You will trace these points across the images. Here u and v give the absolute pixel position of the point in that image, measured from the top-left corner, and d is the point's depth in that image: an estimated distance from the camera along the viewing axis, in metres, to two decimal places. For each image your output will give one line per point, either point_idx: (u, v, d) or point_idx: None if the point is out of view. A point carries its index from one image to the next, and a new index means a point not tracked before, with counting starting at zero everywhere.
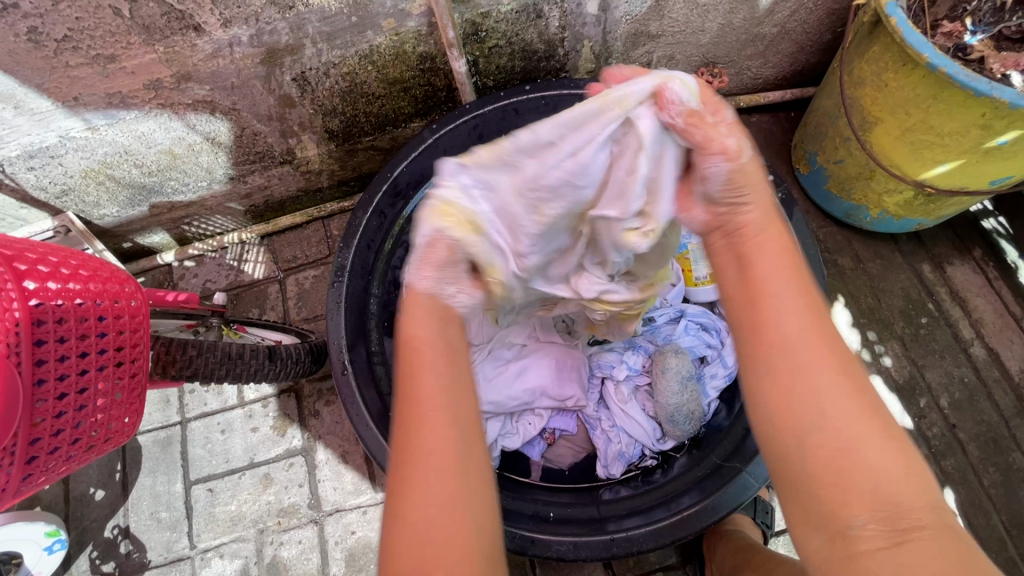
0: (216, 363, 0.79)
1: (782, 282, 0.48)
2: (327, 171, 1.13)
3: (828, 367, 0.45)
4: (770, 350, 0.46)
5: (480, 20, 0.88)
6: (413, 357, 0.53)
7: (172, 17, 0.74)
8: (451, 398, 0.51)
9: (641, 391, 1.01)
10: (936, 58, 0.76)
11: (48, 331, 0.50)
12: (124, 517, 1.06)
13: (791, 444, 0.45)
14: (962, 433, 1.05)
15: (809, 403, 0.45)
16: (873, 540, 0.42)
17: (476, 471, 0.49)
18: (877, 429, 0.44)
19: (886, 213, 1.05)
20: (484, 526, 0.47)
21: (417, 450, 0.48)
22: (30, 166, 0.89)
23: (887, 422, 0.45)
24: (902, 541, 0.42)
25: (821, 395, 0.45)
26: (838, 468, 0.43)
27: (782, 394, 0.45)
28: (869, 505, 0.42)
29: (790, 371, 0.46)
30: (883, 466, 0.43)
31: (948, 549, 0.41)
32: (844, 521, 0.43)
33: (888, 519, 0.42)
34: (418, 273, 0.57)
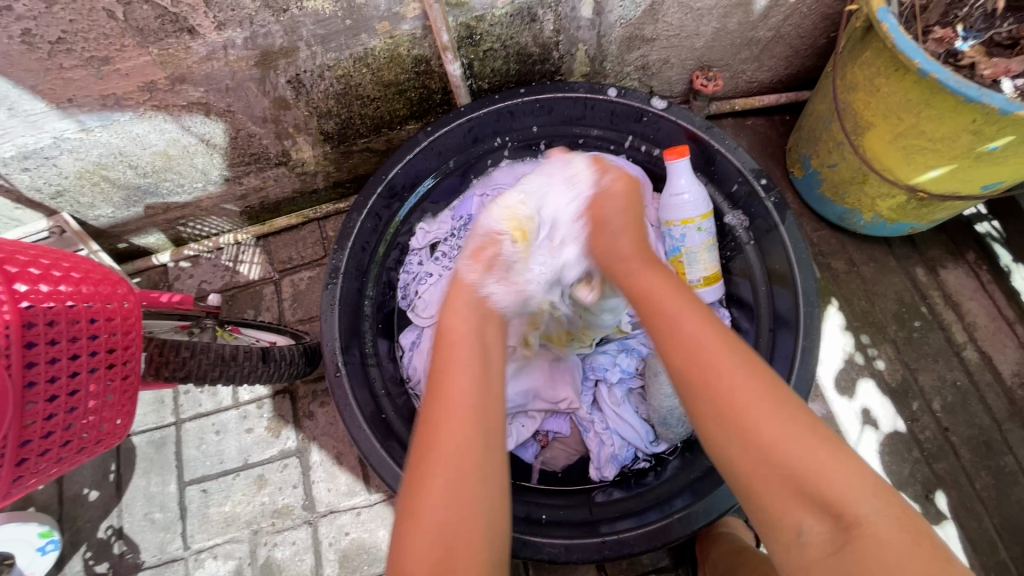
0: (210, 364, 0.79)
1: (668, 310, 0.59)
2: (322, 173, 1.13)
3: (737, 372, 0.54)
4: (686, 375, 0.55)
5: (474, 24, 0.88)
6: (445, 355, 0.62)
7: (167, 19, 0.75)
8: (474, 404, 0.58)
9: (635, 394, 1.02)
10: (927, 64, 0.77)
11: (39, 333, 0.50)
12: (118, 517, 1.06)
13: (721, 456, 0.53)
14: (954, 436, 1.05)
15: (732, 412, 0.52)
16: (820, 544, 0.48)
17: (490, 473, 0.56)
18: (793, 427, 0.51)
19: (879, 217, 1.06)
20: (495, 531, 0.54)
21: (438, 447, 0.55)
22: (24, 167, 0.89)
23: (800, 414, 0.52)
24: (846, 543, 0.47)
25: (739, 413, 0.52)
26: (779, 482, 0.49)
27: (706, 408, 0.53)
28: (811, 510, 0.48)
29: (706, 395, 0.53)
30: (815, 468, 0.49)
31: (890, 539, 0.46)
32: (793, 526, 0.49)
33: (830, 518, 0.48)
34: (465, 266, 0.74)
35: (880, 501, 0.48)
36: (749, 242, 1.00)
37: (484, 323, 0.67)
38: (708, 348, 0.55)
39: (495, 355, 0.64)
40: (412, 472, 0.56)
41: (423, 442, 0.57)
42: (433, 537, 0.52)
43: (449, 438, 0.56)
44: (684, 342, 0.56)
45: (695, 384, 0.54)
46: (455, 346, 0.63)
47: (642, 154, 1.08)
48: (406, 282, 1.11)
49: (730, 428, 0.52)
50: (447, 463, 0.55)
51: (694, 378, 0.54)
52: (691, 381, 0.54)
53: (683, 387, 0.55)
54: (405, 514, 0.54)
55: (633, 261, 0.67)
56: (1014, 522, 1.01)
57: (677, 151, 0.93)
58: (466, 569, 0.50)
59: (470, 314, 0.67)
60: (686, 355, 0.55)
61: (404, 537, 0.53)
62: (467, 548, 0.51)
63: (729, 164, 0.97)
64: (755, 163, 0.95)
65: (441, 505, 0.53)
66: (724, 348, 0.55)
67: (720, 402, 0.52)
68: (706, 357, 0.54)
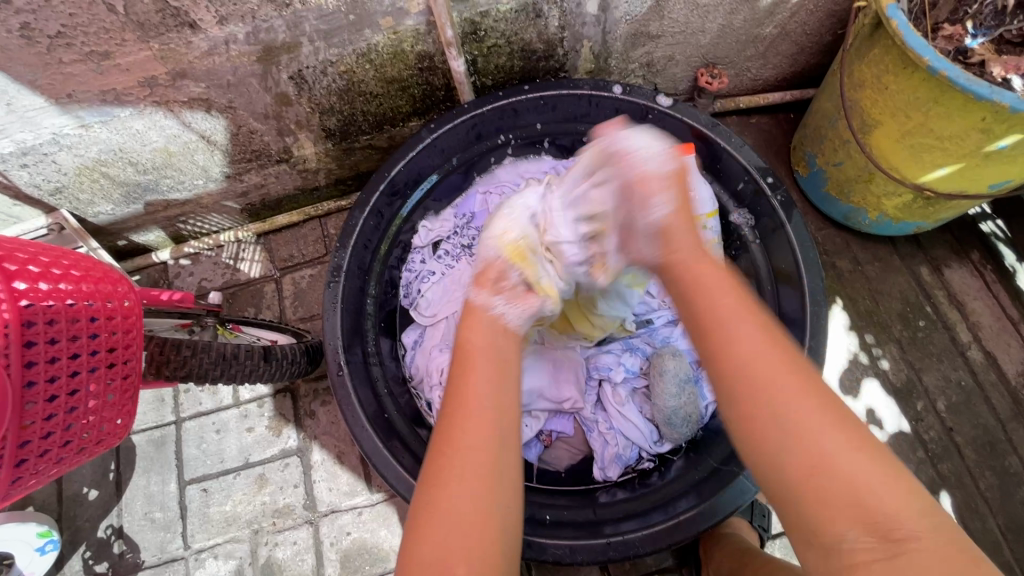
0: (211, 363, 0.78)
1: (724, 307, 0.58)
2: (324, 170, 1.12)
3: (792, 378, 0.52)
4: (737, 373, 0.54)
5: (479, 19, 0.87)
6: (465, 359, 0.64)
7: (168, 13, 0.73)
8: (496, 406, 0.59)
9: (639, 393, 1.01)
10: (937, 61, 0.76)
11: (39, 332, 0.49)
12: (118, 517, 1.05)
13: (767, 462, 0.51)
14: (959, 436, 1.05)
15: (783, 415, 0.51)
16: (866, 552, 0.46)
17: (506, 474, 0.56)
18: (846, 435, 0.50)
19: (884, 216, 1.05)
20: (510, 531, 0.55)
21: (459, 443, 0.56)
22: (22, 163, 0.88)
23: (852, 425, 0.51)
24: (896, 553, 0.45)
25: (795, 416, 0.51)
26: (834, 491, 0.47)
27: (757, 410, 0.52)
28: (857, 521, 0.47)
29: (759, 397, 0.52)
30: (867, 477, 0.47)
31: (941, 552, 0.45)
32: (837, 535, 0.47)
33: (879, 528, 0.46)
34: (475, 293, 0.73)
35: (930, 516, 0.47)
36: (755, 241, 0.99)
37: (499, 335, 0.68)
38: (760, 351, 0.54)
39: (512, 366, 0.65)
40: (429, 468, 0.57)
41: (443, 440, 0.57)
42: (449, 530, 0.52)
43: (468, 436, 0.57)
44: (744, 338, 0.55)
45: (747, 385, 0.53)
46: (475, 354, 0.64)
47: None
48: (408, 279, 1.09)
49: (782, 431, 0.50)
50: (467, 460, 0.55)
51: (752, 380, 0.53)
52: (745, 380, 0.53)
53: (734, 384, 0.54)
54: (421, 512, 0.54)
55: (698, 254, 0.65)
56: (1018, 522, 1.00)
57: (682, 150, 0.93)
58: (476, 562, 0.51)
59: (487, 325, 0.68)
60: (743, 353, 0.54)
61: (417, 534, 0.53)
62: (479, 543, 0.52)
63: (736, 162, 0.97)
64: (762, 162, 0.94)
65: (460, 500, 0.54)
66: (779, 351, 0.54)
67: (772, 402, 0.51)
68: (763, 357, 0.54)
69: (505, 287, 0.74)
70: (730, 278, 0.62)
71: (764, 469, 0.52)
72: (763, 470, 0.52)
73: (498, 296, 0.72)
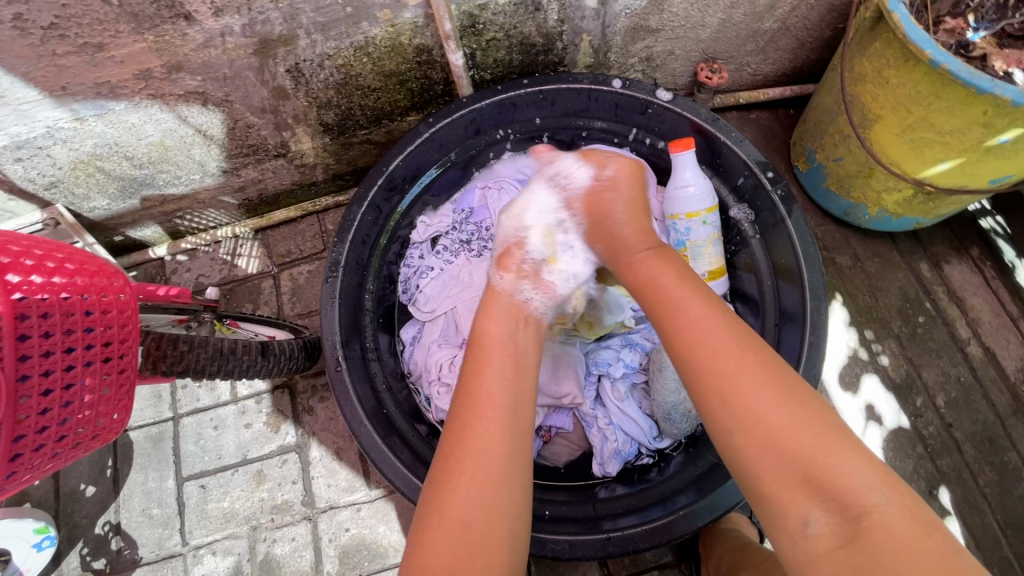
0: (208, 358, 0.77)
1: (678, 295, 0.62)
2: (322, 165, 1.11)
3: (741, 356, 0.55)
4: (685, 357, 0.57)
5: (477, 12, 0.87)
6: (479, 355, 0.64)
7: (163, 5, 0.73)
8: (508, 407, 0.59)
9: (638, 389, 1.01)
10: (939, 54, 0.75)
11: (32, 326, 0.48)
12: (115, 513, 1.05)
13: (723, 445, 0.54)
14: (958, 432, 1.05)
15: (735, 391, 0.53)
16: (825, 535, 0.47)
17: (519, 477, 0.56)
18: (794, 412, 0.52)
19: (885, 212, 1.05)
20: (517, 534, 0.54)
21: (470, 445, 0.56)
22: (17, 157, 0.88)
23: (801, 400, 0.53)
24: (856, 530, 0.46)
25: (740, 396, 0.53)
26: (784, 468, 0.50)
27: (711, 382, 0.55)
28: (815, 498, 0.48)
29: (706, 379, 0.55)
30: (821, 450, 0.49)
31: (900, 528, 0.46)
32: (797, 517, 0.49)
33: (836, 505, 0.47)
34: (499, 276, 0.75)
35: (887, 488, 0.48)
36: (755, 236, 0.99)
37: (519, 326, 0.68)
38: (709, 331, 0.57)
39: (529, 363, 0.65)
40: (440, 469, 0.56)
41: (453, 440, 0.57)
42: (458, 534, 0.52)
43: (479, 436, 0.56)
44: (694, 324, 0.58)
45: (699, 370, 0.56)
46: (491, 349, 0.64)
47: (646, 146, 1.08)
48: (406, 275, 1.09)
49: (731, 410, 0.53)
50: (477, 463, 0.55)
51: (702, 364, 0.56)
52: (694, 363, 0.56)
53: (685, 369, 0.57)
54: (430, 514, 0.54)
55: (640, 249, 0.70)
56: (1017, 517, 1.00)
57: (682, 143, 0.91)
58: (485, 567, 0.51)
59: (505, 314, 0.69)
60: (687, 339, 0.58)
61: (426, 539, 0.53)
62: (487, 548, 0.52)
63: (735, 157, 0.96)
64: (761, 156, 0.93)
65: (469, 503, 0.53)
66: (727, 334, 0.57)
67: (718, 384, 0.54)
68: (707, 340, 0.57)
69: (533, 277, 0.77)
70: (675, 267, 0.66)
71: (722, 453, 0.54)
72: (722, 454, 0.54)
73: (525, 285, 0.75)
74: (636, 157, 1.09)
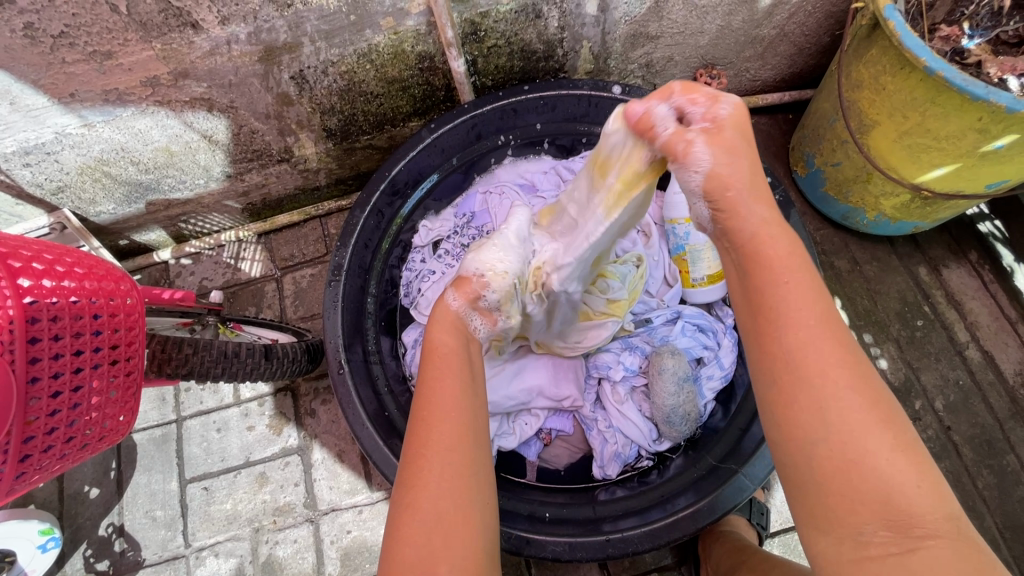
0: (212, 361, 0.78)
1: (794, 289, 0.49)
2: (324, 170, 1.12)
3: (840, 372, 0.47)
4: (782, 357, 0.48)
5: (479, 20, 0.88)
6: (431, 366, 0.63)
7: (170, 14, 0.74)
8: (466, 407, 0.59)
9: (638, 392, 1.00)
10: (934, 62, 0.76)
11: (42, 329, 0.49)
12: (119, 515, 1.05)
13: (795, 450, 0.48)
14: (957, 435, 1.05)
15: (814, 406, 0.46)
16: (882, 546, 0.44)
17: (482, 471, 0.56)
18: (891, 433, 0.45)
19: (883, 216, 1.06)
20: (489, 524, 0.55)
21: (433, 443, 0.56)
22: (25, 162, 0.89)
23: (895, 420, 0.46)
24: (912, 549, 0.44)
25: (842, 411, 0.46)
26: (860, 492, 0.45)
27: (788, 399, 0.48)
28: (881, 517, 0.44)
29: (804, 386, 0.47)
30: (898, 478, 0.44)
31: (959, 552, 0.43)
32: (855, 529, 0.45)
33: (898, 526, 0.44)
34: (453, 297, 0.71)
35: (952, 517, 0.45)
36: None
37: (465, 340, 0.68)
38: (813, 337, 0.47)
39: (476, 365, 0.66)
40: (407, 470, 0.56)
41: (416, 442, 0.57)
42: (431, 528, 0.52)
43: (444, 435, 0.56)
44: (795, 325, 0.48)
45: (797, 374, 0.47)
46: (443, 358, 0.64)
47: None
48: (409, 279, 1.10)
49: (818, 424, 0.46)
50: (444, 459, 0.55)
51: (804, 373, 0.47)
52: (797, 368, 0.47)
53: (779, 371, 0.48)
54: (400, 512, 0.54)
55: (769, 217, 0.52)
56: (1016, 520, 1.00)
57: None
58: (460, 556, 0.51)
59: (455, 330, 0.68)
60: (796, 336, 0.48)
61: (401, 532, 0.53)
62: (463, 536, 0.52)
63: None
64: (760, 161, 0.95)
65: (440, 497, 0.53)
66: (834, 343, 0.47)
67: (814, 395, 0.46)
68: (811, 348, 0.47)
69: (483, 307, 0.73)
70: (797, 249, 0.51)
71: (789, 458, 0.48)
72: (792, 459, 0.48)
73: (473, 313, 0.72)
74: None
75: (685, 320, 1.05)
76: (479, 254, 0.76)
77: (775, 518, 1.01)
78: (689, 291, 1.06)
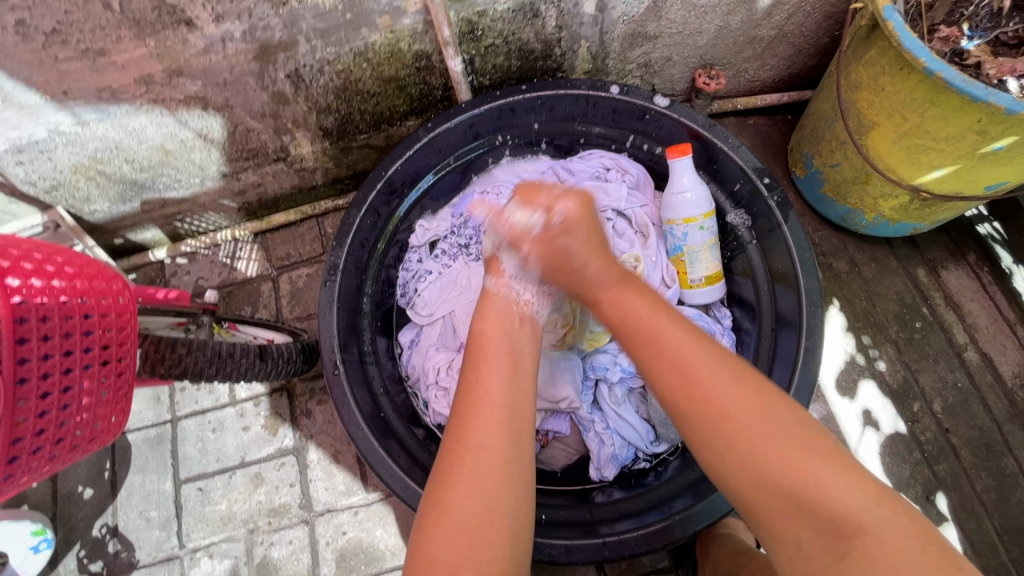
0: (206, 361, 0.77)
1: (682, 341, 0.61)
2: (321, 169, 1.12)
3: (741, 400, 0.56)
4: (687, 402, 0.58)
5: (476, 19, 0.87)
6: (479, 353, 0.65)
7: (164, 11, 0.73)
8: (505, 403, 0.59)
9: (635, 394, 1.01)
10: (933, 63, 0.76)
11: (31, 329, 0.49)
12: (113, 515, 1.05)
13: (728, 477, 0.55)
14: (955, 438, 1.05)
15: (733, 429, 0.55)
16: (822, 555, 0.50)
17: (521, 475, 0.56)
18: (789, 441, 0.53)
19: (881, 218, 1.05)
20: (521, 530, 0.54)
21: (468, 441, 0.57)
22: (18, 160, 0.88)
23: (796, 428, 0.54)
24: (846, 552, 0.48)
25: (740, 434, 0.54)
26: (781, 502, 0.52)
27: (713, 430, 0.56)
28: (811, 525, 0.51)
29: (715, 420, 0.56)
30: (817, 483, 0.51)
31: (894, 548, 0.47)
32: (794, 540, 0.51)
33: (831, 529, 0.50)
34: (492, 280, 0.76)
35: (882, 510, 0.50)
36: (751, 241, 0.99)
37: (516, 326, 0.70)
38: (707, 375, 0.58)
39: (525, 358, 0.66)
40: (438, 468, 0.57)
41: (453, 438, 0.58)
42: (457, 527, 0.52)
43: (480, 435, 0.57)
44: (693, 366, 0.59)
45: (693, 413, 0.57)
46: (489, 349, 0.65)
47: (644, 152, 1.09)
48: (405, 279, 1.09)
49: (731, 451, 0.55)
50: (478, 459, 0.56)
51: (702, 410, 0.57)
52: (699, 409, 0.57)
53: (684, 415, 0.58)
54: (430, 511, 0.54)
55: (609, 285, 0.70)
56: (1015, 523, 1.00)
57: (678, 150, 0.93)
58: (488, 562, 0.50)
59: (503, 316, 0.70)
60: (680, 377, 0.59)
61: (429, 531, 0.53)
62: (492, 541, 0.52)
63: (732, 163, 0.97)
64: (758, 162, 0.94)
65: (471, 497, 0.54)
66: (727, 375, 0.58)
67: (722, 424, 0.55)
68: (710, 390, 0.57)
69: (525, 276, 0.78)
70: (664, 309, 0.66)
71: (726, 486, 0.56)
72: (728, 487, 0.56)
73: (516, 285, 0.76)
74: (633, 163, 1.10)
75: None
76: (489, 236, 0.83)
77: None
78: (687, 293, 1.04)
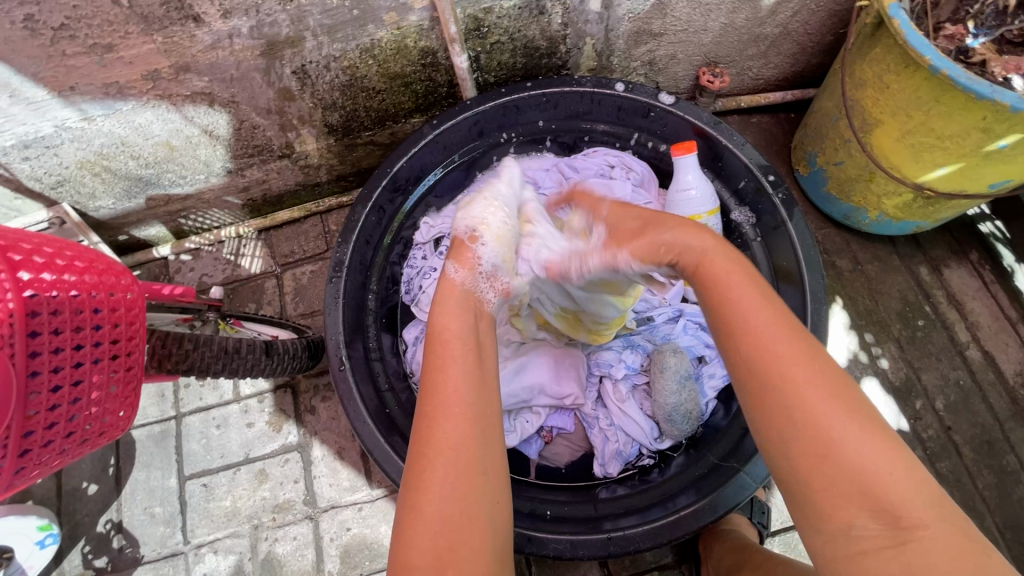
0: (213, 357, 0.77)
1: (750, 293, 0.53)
2: (325, 166, 1.12)
3: (805, 364, 0.49)
4: (750, 357, 0.50)
5: (483, 16, 0.87)
6: (441, 346, 0.62)
7: (172, 7, 0.73)
8: (472, 399, 0.57)
9: (640, 390, 1.00)
10: (939, 60, 0.76)
11: (43, 322, 0.49)
12: (117, 511, 1.05)
13: (777, 444, 0.49)
14: (957, 435, 1.05)
15: (793, 395, 0.48)
16: (875, 539, 0.45)
17: (492, 469, 0.55)
18: (861, 422, 0.47)
19: (885, 216, 1.05)
20: (499, 525, 0.54)
21: (439, 443, 0.54)
22: (25, 155, 0.88)
23: (860, 408, 0.48)
24: (903, 542, 0.45)
25: (806, 407, 0.48)
26: (838, 482, 0.46)
27: (772, 392, 0.49)
28: (867, 509, 0.45)
29: (779, 384, 0.49)
30: (877, 465, 0.46)
31: (947, 543, 0.44)
32: (844, 523, 0.46)
33: (886, 516, 0.45)
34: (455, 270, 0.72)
35: (937, 505, 0.46)
36: (755, 239, 0.99)
37: (476, 319, 0.67)
38: (772, 333, 0.50)
39: (488, 350, 0.64)
40: (409, 471, 0.55)
41: (422, 440, 0.55)
42: (436, 530, 0.51)
43: (449, 434, 0.55)
44: (761, 321, 0.51)
45: (754, 373, 0.50)
46: (451, 345, 0.61)
47: (648, 150, 1.09)
48: (410, 276, 1.09)
49: (792, 418, 0.48)
50: (451, 461, 0.54)
51: (767, 376, 0.49)
52: (757, 365, 0.50)
53: (743, 369, 0.50)
54: (405, 515, 0.53)
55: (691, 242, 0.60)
56: (1016, 520, 1.00)
57: (684, 146, 0.94)
58: (469, 562, 0.50)
59: (459, 309, 0.66)
60: (749, 333, 0.51)
61: (405, 537, 0.52)
62: (473, 540, 0.51)
63: (737, 160, 0.97)
64: (762, 160, 0.94)
65: (444, 500, 0.52)
66: (793, 336, 0.50)
67: (786, 386, 0.48)
68: (777, 349, 0.49)
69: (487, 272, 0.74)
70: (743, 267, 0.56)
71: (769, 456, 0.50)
72: (772, 455, 0.50)
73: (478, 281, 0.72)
74: (637, 160, 1.10)
75: (687, 319, 1.06)
76: (469, 213, 0.80)
77: (775, 517, 1.01)
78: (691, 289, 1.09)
